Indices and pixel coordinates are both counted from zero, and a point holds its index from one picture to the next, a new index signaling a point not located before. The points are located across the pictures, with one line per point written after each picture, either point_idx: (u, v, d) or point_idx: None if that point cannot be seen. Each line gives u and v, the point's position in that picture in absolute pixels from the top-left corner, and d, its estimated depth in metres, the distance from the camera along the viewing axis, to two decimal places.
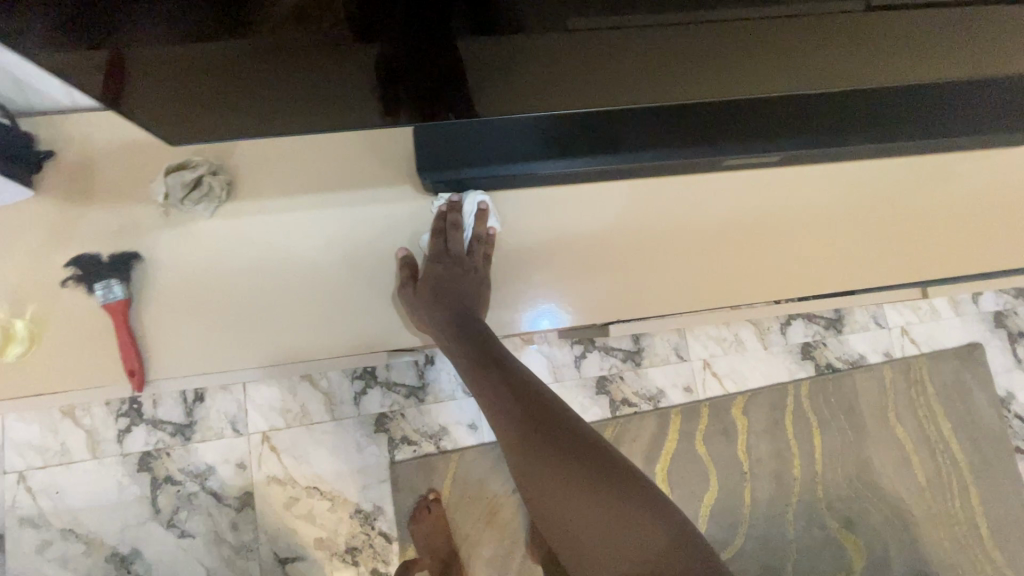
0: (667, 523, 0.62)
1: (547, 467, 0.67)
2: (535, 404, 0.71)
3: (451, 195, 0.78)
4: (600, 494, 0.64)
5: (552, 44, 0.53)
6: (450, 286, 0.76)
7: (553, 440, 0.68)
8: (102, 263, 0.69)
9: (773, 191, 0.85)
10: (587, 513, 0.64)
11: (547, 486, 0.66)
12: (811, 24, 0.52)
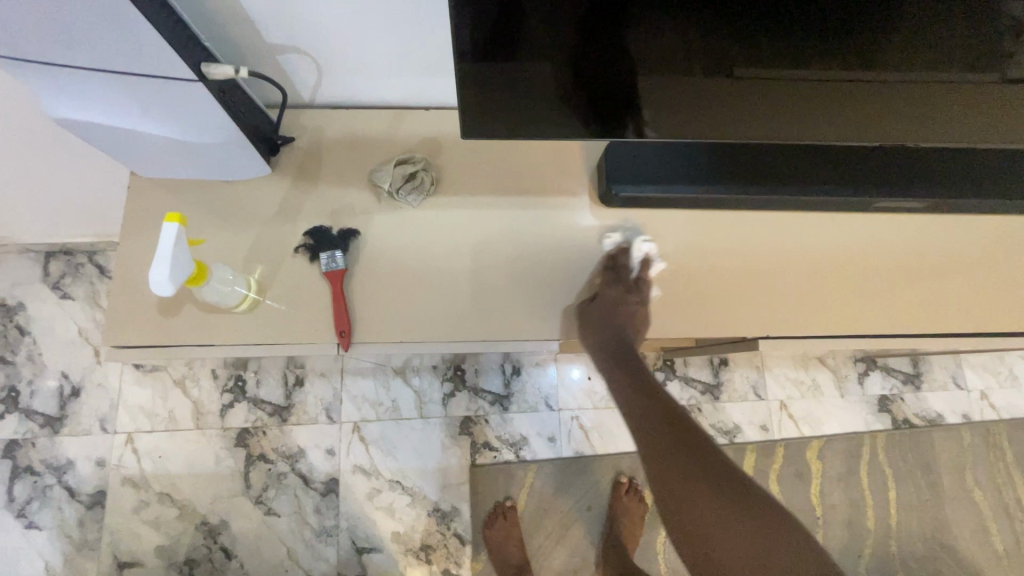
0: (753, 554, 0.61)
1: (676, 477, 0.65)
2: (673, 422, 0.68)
3: (619, 238, 0.69)
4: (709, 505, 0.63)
5: (691, 90, 0.57)
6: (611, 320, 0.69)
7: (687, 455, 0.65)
8: (333, 234, 0.63)
9: (1002, 238, 0.76)
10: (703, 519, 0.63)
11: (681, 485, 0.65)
12: (930, 91, 0.58)
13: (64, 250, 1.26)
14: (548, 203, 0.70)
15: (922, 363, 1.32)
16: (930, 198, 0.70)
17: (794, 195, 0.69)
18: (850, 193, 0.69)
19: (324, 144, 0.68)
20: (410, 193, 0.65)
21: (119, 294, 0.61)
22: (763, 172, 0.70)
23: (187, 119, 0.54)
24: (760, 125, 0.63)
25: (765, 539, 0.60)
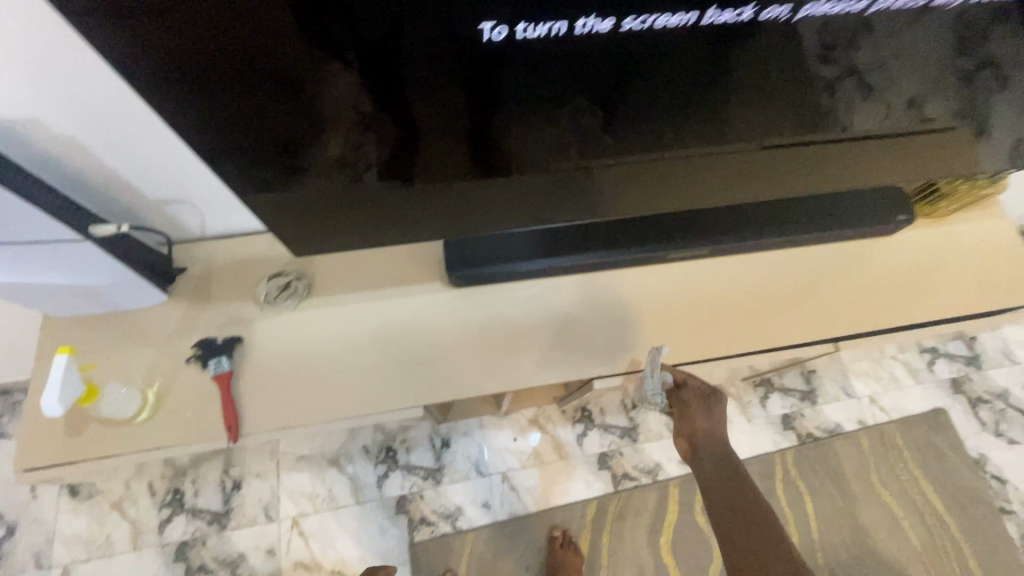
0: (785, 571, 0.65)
1: (730, 517, 0.70)
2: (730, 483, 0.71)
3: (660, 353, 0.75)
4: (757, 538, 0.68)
5: (561, 177, 0.72)
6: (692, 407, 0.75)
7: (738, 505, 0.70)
8: (217, 343, 0.74)
9: (799, 265, 0.89)
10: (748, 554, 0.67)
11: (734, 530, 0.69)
12: (752, 160, 0.75)
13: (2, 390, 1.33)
14: (405, 290, 0.82)
15: (813, 379, 1.46)
16: (717, 244, 0.84)
17: (605, 256, 0.82)
18: (655, 246, 0.83)
19: (213, 267, 0.81)
20: (286, 299, 0.78)
21: (29, 420, 0.70)
22: (582, 241, 0.83)
23: (85, 268, 0.67)
24: (609, 200, 0.78)
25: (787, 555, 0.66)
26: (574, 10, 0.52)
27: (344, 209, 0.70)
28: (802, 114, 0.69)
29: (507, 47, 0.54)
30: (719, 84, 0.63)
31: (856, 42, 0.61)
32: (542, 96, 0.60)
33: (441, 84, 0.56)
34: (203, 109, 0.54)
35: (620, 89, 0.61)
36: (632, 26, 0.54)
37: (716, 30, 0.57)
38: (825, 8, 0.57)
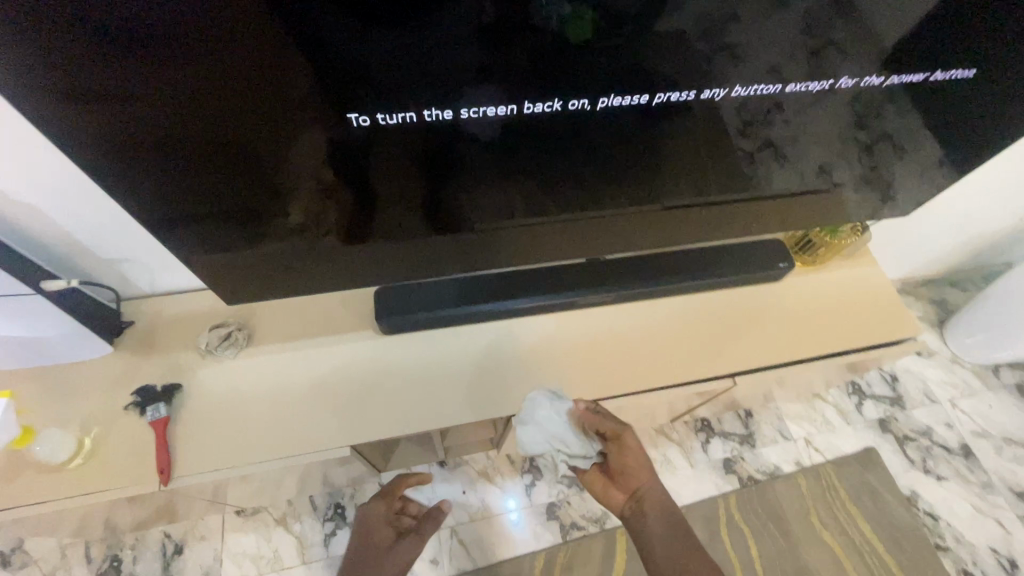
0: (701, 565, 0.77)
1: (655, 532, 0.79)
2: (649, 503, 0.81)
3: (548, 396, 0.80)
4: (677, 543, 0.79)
5: (496, 232, 0.86)
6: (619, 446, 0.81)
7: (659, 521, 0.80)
8: (156, 390, 0.79)
9: (697, 308, 1.01)
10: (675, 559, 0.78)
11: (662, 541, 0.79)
12: (656, 217, 0.92)
13: None
14: (344, 338, 0.89)
15: (751, 423, 1.53)
16: (628, 287, 0.95)
17: (529, 299, 0.92)
18: (579, 291, 0.94)
19: (159, 320, 0.87)
20: (226, 348, 0.84)
21: None
22: (506, 289, 0.93)
23: (33, 322, 0.73)
24: (539, 251, 0.92)
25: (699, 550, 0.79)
26: (414, 104, 0.65)
27: (303, 263, 0.81)
28: (698, 183, 0.88)
29: (374, 130, 0.66)
30: (617, 155, 0.80)
31: (765, 123, 0.82)
32: (473, 165, 0.75)
33: (389, 157, 0.71)
34: (177, 177, 0.65)
35: (525, 162, 0.77)
36: (470, 115, 0.68)
37: (538, 118, 0.71)
38: (620, 101, 0.71)
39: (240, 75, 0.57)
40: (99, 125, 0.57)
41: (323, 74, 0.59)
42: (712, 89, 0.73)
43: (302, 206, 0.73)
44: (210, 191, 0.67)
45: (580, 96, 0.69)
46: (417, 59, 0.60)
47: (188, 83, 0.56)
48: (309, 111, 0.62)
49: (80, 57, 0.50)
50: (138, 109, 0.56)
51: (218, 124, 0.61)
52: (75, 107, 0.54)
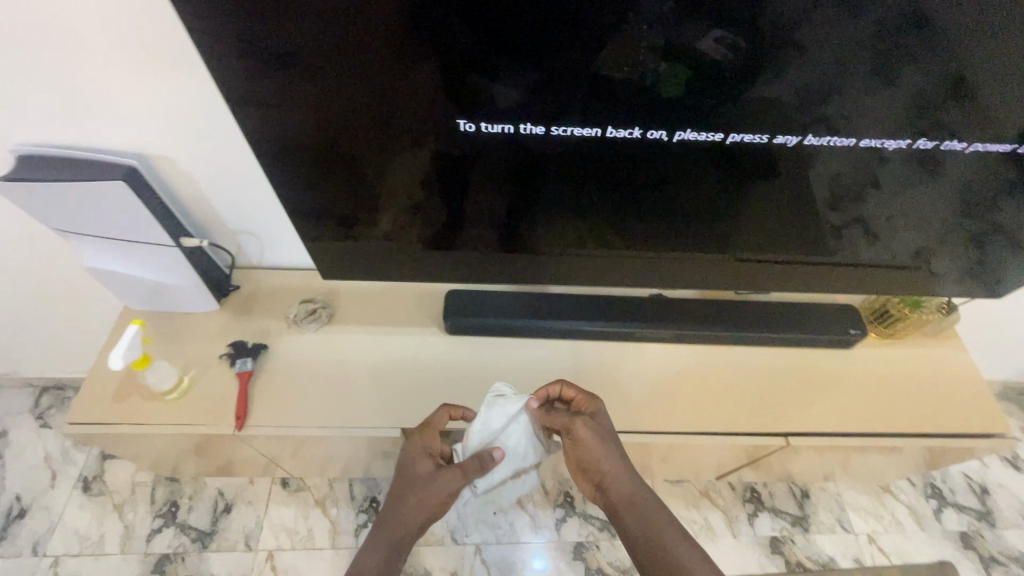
0: (655, 545, 0.79)
1: (617, 513, 0.83)
2: (611, 488, 0.82)
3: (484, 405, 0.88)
4: (634, 525, 0.81)
5: (564, 261, 0.93)
6: (575, 437, 0.82)
7: (619, 504, 0.82)
8: (248, 346, 0.90)
9: (757, 362, 0.99)
10: (633, 536, 0.81)
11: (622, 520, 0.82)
12: (722, 266, 0.96)
13: (58, 385, 1.52)
14: (412, 332, 0.97)
15: (807, 505, 1.43)
16: (693, 326, 0.95)
17: (590, 323, 0.96)
18: (642, 323, 0.96)
19: (260, 289, 0.99)
20: (310, 322, 0.94)
21: (89, 385, 0.87)
22: (569, 309, 0.97)
23: (169, 269, 0.87)
24: (607, 278, 0.97)
25: (660, 532, 0.80)
26: (513, 118, 0.73)
27: (387, 266, 0.93)
28: (770, 238, 0.91)
29: (473, 138, 0.75)
30: (691, 203, 0.85)
31: (860, 201, 0.84)
32: (548, 200, 0.84)
33: (480, 182, 0.81)
34: (307, 174, 0.79)
35: (603, 197, 0.84)
36: (558, 133, 0.75)
37: (620, 144, 0.77)
38: (692, 136, 0.76)
39: (374, 96, 0.70)
40: (260, 121, 0.72)
41: (443, 103, 0.71)
42: (787, 135, 0.75)
43: (393, 218, 0.85)
44: (321, 189, 0.81)
45: (658, 127, 0.74)
46: (520, 94, 0.70)
47: (307, 104, 0.70)
48: (422, 132, 0.74)
49: (262, 70, 0.66)
50: (294, 112, 0.71)
51: (330, 139, 0.74)
52: (249, 104, 0.70)
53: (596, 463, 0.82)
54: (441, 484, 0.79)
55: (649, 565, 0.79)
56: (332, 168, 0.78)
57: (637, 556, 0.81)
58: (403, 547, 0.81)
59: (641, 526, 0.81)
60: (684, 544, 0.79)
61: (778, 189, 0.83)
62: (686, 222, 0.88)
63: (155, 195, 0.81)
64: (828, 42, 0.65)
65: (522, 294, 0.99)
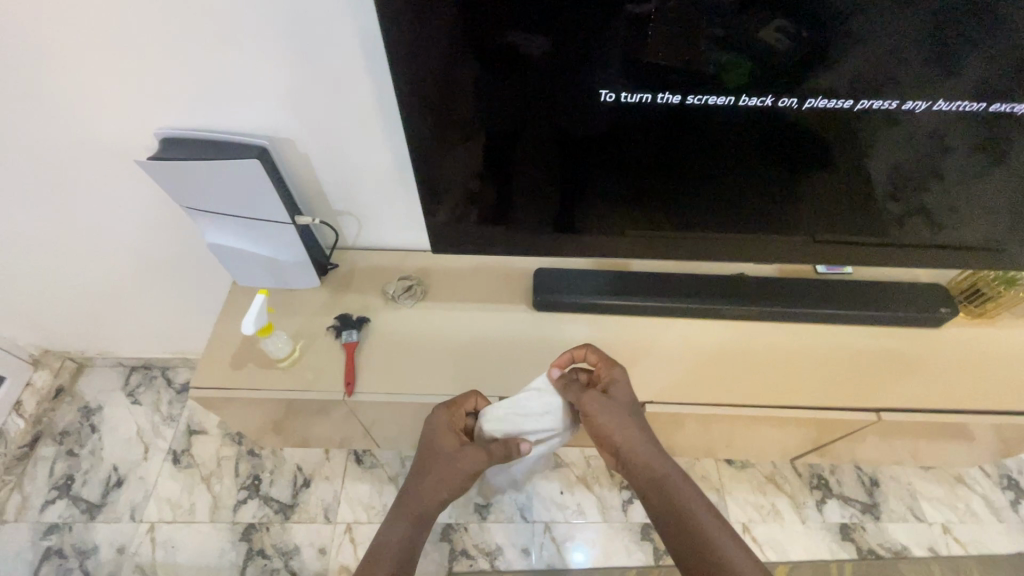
0: (686, 526, 0.76)
1: (645, 493, 0.80)
2: (635, 466, 0.80)
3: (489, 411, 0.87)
4: (663, 507, 0.78)
5: (644, 237, 0.99)
6: (589, 410, 0.81)
7: (645, 484, 0.80)
8: (353, 319, 0.97)
9: (837, 341, 1.01)
10: (661, 518, 0.79)
11: (650, 500, 0.79)
12: (802, 245, 0.99)
13: (146, 365, 1.62)
14: (501, 309, 1.03)
15: (877, 493, 1.41)
16: (771, 306, 1.00)
17: (673, 301, 1.00)
18: (722, 301, 1.00)
19: (357, 268, 1.05)
20: (406, 298, 1.00)
21: (210, 353, 0.94)
22: (652, 287, 1.02)
23: (284, 246, 0.93)
24: (688, 253, 1.02)
25: (689, 514, 0.77)
26: (653, 86, 0.77)
27: (476, 242, 0.99)
28: (836, 216, 0.94)
29: (613, 107, 0.80)
30: (784, 182, 0.90)
31: (920, 189, 0.89)
32: (618, 180, 0.90)
33: (585, 155, 0.86)
34: (435, 144, 0.84)
35: (702, 170, 0.89)
36: (694, 101, 0.79)
37: (749, 113, 0.80)
38: (823, 103, 0.78)
39: (525, 66, 0.75)
40: (413, 91, 0.77)
41: (591, 72, 0.75)
42: (915, 101, 0.77)
43: (475, 202, 0.93)
44: (435, 166, 0.87)
45: (791, 95, 0.77)
46: (664, 64, 0.74)
47: (448, 83, 0.76)
48: (557, 103, 0.79)
49: (432, 37, 0.71)
50: (446, 82, 0.76)
51: (459, 116, 0.80)
52: (410, 72, 0.75)
53: (613, 439, 0.81)
54: (467, 458, 0.82)
55: (680, 548, 0.76)
56: (461, 140, 0.84)
57: (669, 538, 0.78)
58: (424, 525, 0.82)
59: (667, 507, 0.78)
60: (711, 514, 0.77)
61: (857, 168, 0.87)
62: (754, 200, 0.93)
63: (277, 174, 0.88)
64: (886, 28, 0.69)
65: (605, 273, 1.03)
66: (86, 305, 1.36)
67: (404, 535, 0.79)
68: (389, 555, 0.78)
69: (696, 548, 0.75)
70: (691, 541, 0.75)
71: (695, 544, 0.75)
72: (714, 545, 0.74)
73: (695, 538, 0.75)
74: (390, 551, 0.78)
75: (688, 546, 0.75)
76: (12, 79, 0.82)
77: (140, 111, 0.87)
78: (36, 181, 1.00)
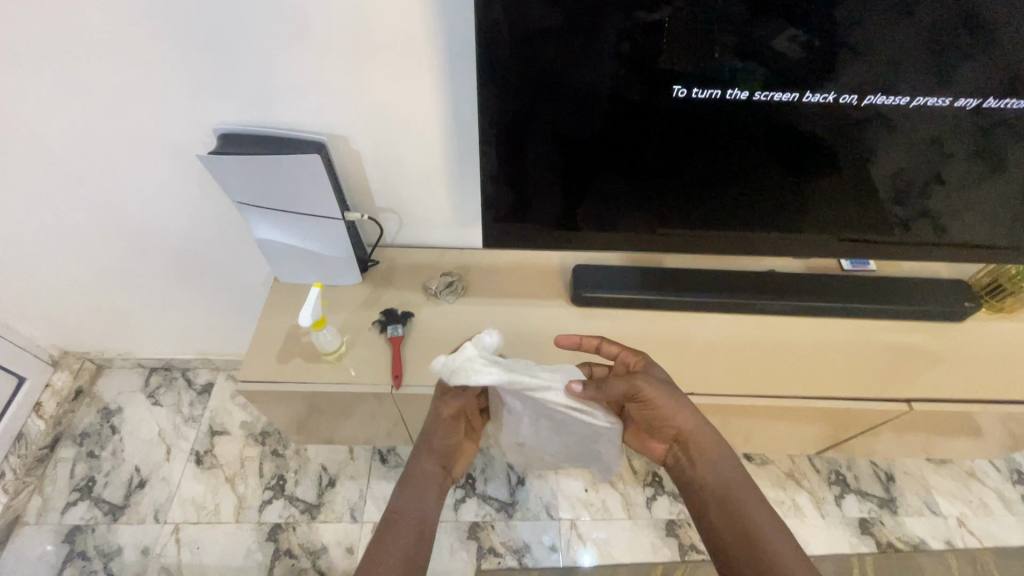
0: (737, 514, 0.79)
1: (701, 479, 0.83)
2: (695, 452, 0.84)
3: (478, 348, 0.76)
4: (718, 494, 0.81)
5: (680, 233, 1.02)
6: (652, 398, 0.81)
7: (704, 470, 0.83)
8: (397, 313, 0.99)
9: (863, 335, 1.05)
10: (714, 506, 0.81)
11: (706, 487, 0.82)
12: (833, 243, 1.03)
13: (166, 366, 1.61)
14: (539, 304, 1.05)
15: (892, 488, 1.45)
16: (802, 301, 1.03)
17: (708, 296, 1.03)
18: (756, 296, 1.03)
19: (397, 265, 1.08)
20: (447, 293, 1.03)
21: (256, 348, 0.96)
22: (688, 283, 1.05)
23: (331, 240, 0.95)
24: (722, 249, 1.05)
25: (742, 503, 0.80)
26: (724, 83, 0.79)
27: (518, 238, 1.02)
28: (864, 216, 0.98)
29: (681, 103, 0.82)
30: (826, 180, 0.93)
31: (925, 195, 0.93)
32: (663, 178, 0.93)
33: (638, 152, 0.89)
34: (494, 138, 0.86)
35: (747, 167, 0.91)
36: (760, 98, 0.81)
37: (811, 109, 0.82)
38: (882, 100, 0.80)
39: (601, 61, 0.77)
40: (485, 83, 0.79)
41: (664, 67, 0.77)
42: (970, 98, 0.79)
43: (519, 197, 0.95)
44: (488, 160, 0.89)
45: (851, 91, 0.80)
46: (737, 59, 0.77)
47: (521, 78, 0.78)
48: (623, 98, 0.81)
49: (515, 29, 0.73)
50: (520, 75, 0.78)
51: (525, 110, 0.82)
52: (486, 64, 0.77)
53: (675, 423, 0.83)
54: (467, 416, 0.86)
55: (728, 537, 0.78)
56: (521, 134, 0.86)
57: (716, 528, 0.80)
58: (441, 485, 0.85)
59: (722, 494, 0.81)
60: (761, 508, 0.79)
61: (897, 168, 0.90)
62: (780, 201, 0.96)
63: (333, 171, 0.90)
64: (898, 37, 0.74)
65: (641, 270, 1.06)
66: (113, 303, 1.36)
67: (421, 501, 0.82)
68: (407, 523, 0.80)
69: (746, 543, 0.77)
70: (742, 529, 0.78)
71: (747, 535, 0.77)
72: (767, 536, 0.76)
73: (746, 528, 0.78)
74: (409, 518, 0.80)
75: (738, 535, 0.77)
76: (76, 72, 0.84)
77: (201, 105, 0.88)
78: (85, 174, 1.01)
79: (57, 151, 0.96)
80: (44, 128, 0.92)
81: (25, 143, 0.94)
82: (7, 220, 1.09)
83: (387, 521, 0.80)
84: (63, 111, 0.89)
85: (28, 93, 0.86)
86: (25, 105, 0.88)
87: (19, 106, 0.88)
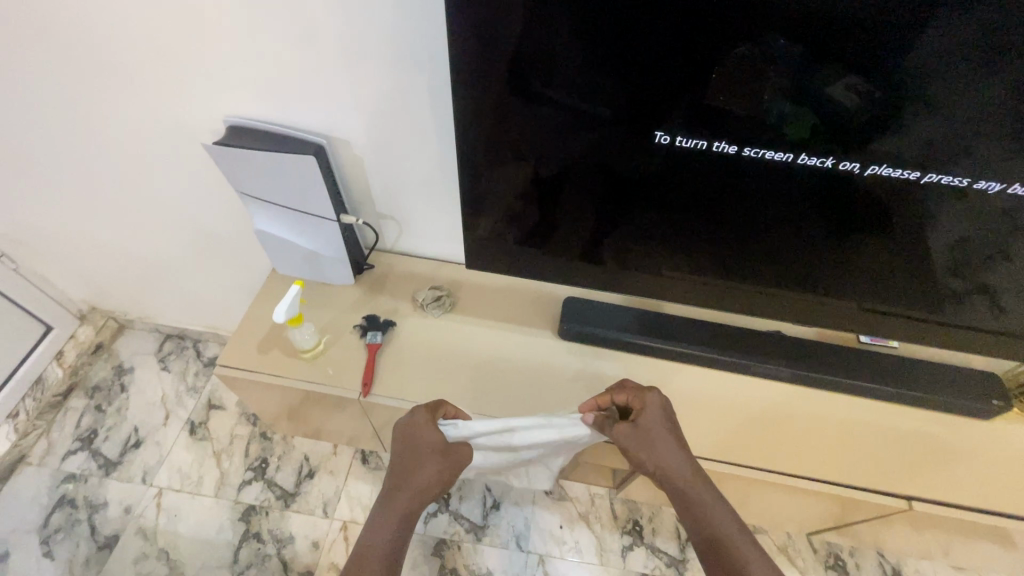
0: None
1: (702, 535, 0.76)
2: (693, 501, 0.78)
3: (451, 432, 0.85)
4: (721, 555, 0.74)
5: (678, 278, 0.98)
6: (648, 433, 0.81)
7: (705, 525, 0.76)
8: (379, 321, 0.98)
9: (869, 416, 0.96)
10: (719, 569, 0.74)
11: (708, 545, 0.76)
12: (844, 309, 0.96)
13: (180, 335, 1.69)
14: (525, 331, 1.02)
15: None
16: (802, 369, 0.96)
17: (700, 349, 0.97)
18: (752, 356, 0.97)
19: (392, 272, 1.08)
20: (435, 308, 1.01)
21: (240, 335, 0.98)
22: (681, 332, 1.00)
23: (324, 239, 0.97)
24: (722, 300, 1.00)
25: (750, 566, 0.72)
26: (710, 135, 0.75)
27: (510, 261, 1.00)
28: (880, 286, 0.90)
29: (667, 150, 0.78)
30: (837, 246, 0.86)
31: (984, 270, 0.83)
32: (659, 222, 0.89)
33: (632, 192, 0.85)
34: (477, 162, 0.85)
35: (754, 221, 0.86)
36: (750, 154, 0.76)
37: (810, 172, 0.76)
38: (886, 171, 0.74)
39: (581, 98, 0.74)
40: (463, 109, 0.78)
41: (646, 112, 0.74)
42: (992, 181, 0.71)
43: (511, 221, 0.93)
44: (481, 181, 0.88)
45: (852, 159, 0.73)
46: (732, 112, 0.72)
47: (501, 106, 0.77)
48: (607, 137, 0.78)
49: (495, 59, 0.71)
50: (498, 104, 0.77)
51: (509, 139, 0.81)
52: (466, 90, 0.75)
53: (670, 465, 0.79)
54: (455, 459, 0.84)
55: None
56: (509, 161, 0.84)
57: None
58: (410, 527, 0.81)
59: (726, 556, 0.74)
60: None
61: (916, 242, 0.82)
62: (786, 259, 0.90)
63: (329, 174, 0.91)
64: (952, 102, 0.65)
65: (635, 311, 1.02)
66: (135, 270, 1.43)
67: (390, 545, 0.78)
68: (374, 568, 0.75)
69: None
70: None
71: None
72: None
73: None
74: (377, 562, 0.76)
75: None
76: (105, 55, 0.88)
77: (215, 97, 0.92)
78: (113, 149, 1.07)
79: (90, 125, 1.02)
80: (79, 102, 0.98)
81: (64, 114, 1.00)
82: (46, 181, 1.17)
83: (357, 556, 0.77)
84: (94, 89, 0.95)
85: (66, 70, 0.92)
86: (63, 79, 0.94)
87: (57, 81, 0.94)
